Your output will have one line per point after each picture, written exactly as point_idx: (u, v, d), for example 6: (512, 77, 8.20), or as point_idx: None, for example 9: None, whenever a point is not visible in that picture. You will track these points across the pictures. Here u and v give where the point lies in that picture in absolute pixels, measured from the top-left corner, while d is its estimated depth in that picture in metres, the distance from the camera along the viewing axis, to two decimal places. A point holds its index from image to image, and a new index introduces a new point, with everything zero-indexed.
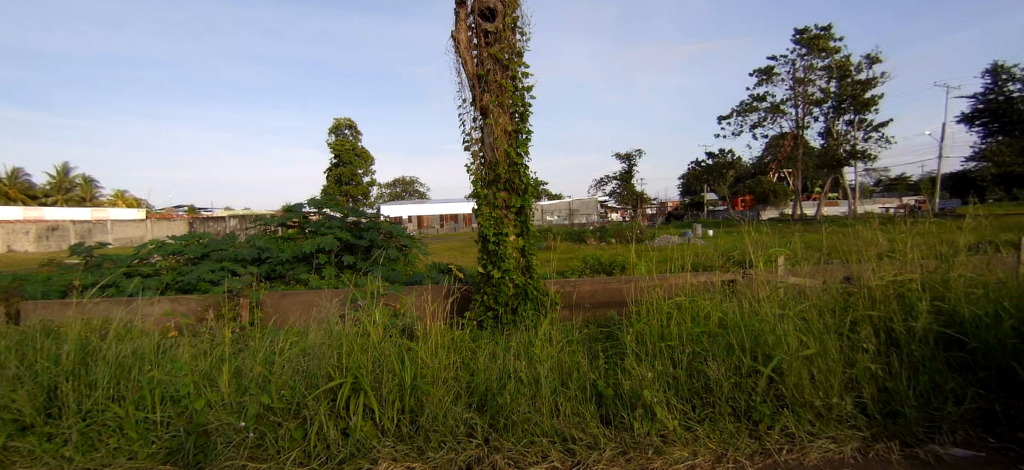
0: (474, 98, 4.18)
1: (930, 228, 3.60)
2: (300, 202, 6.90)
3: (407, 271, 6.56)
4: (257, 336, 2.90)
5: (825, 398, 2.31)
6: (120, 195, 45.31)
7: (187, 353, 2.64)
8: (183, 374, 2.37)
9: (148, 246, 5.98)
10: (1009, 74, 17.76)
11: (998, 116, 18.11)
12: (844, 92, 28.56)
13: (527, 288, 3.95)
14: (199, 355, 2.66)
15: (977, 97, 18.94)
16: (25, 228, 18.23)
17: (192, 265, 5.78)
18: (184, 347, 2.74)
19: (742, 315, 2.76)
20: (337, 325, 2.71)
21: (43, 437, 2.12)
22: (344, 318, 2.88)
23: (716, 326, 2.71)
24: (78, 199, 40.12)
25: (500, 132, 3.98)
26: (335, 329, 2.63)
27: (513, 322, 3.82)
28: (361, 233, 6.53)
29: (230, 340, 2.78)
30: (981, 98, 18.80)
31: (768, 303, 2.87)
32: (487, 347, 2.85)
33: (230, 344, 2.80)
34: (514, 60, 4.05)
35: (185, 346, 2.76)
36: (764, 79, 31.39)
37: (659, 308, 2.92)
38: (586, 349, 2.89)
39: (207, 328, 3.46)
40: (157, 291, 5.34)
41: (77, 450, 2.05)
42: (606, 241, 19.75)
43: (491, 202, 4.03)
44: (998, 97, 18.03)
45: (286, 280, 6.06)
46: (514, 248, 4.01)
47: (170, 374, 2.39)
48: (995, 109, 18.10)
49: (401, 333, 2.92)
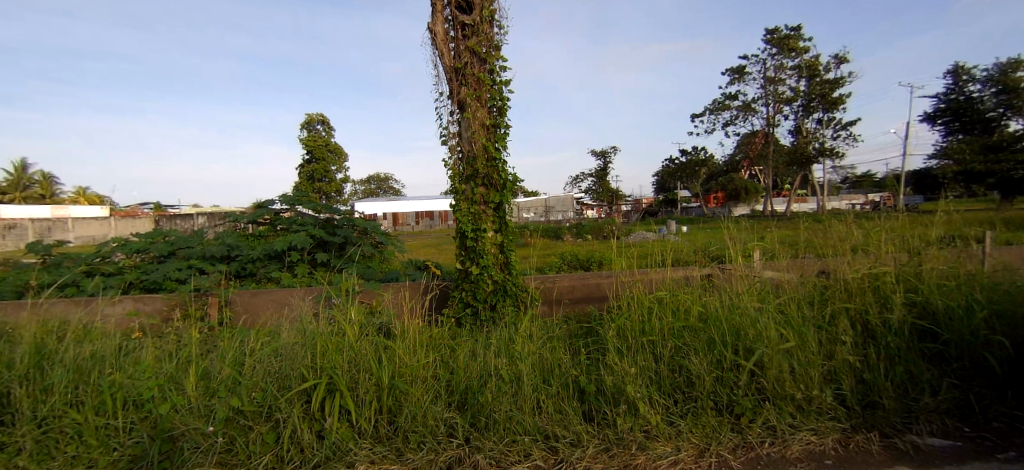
0: (451, 91, 4.07)
1: (899, 222, 3.69)
2: (271, 198, 6.65)
3: (384, 268, 6.41)
4: (227, 338, 2.74)
5: (805, 388, 2.34)
6: (79, 191, 43.10)
7: (151, 356, 2.45)
8: (148, 378, 2.19)
9: (110, 244, 5.66)
10: (968, 74, 18.61)
11: (958, 116, 19.00)
12: (814, 91, 29.47)
13: (506, 284, 3.89)
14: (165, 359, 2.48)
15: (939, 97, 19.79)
16: None
17: (157, 264, 5.51)
18: (147, 350, 2.53)
19: (723, 308, 2.76)
20: (310, 324, 2.58)
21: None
22: (315, 317, 2.76)
23: (697, 319, 2.70)
24: (32, 195, 37.94)
25: (479, 127, 3.90)
26: (308, 329, 2.51)
27: (492, 319, 3.76)
28: (335, 230, 6.34)
29: (197, 340, 2.62)
30: (943, 98, 19.44)
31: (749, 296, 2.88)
32: (466, 344, 2.78)
33: (197, 344, 2.64)
34: (492, 53, 3.96)
35: (149, 349, 2.56)
36: (738, 79, 32.13)
37: (641, 302, 2.89)
38: (567, 345, 2.84)
39: (172, 329, 3.27)
40: (119, 290, 5.06)
41: (32, 459, 1.84)
42: (584, 237, 19.91)
43: (469, 197, 3.94)
44: (960, 97, 18.70)
45: (257, 279, 5.84)
46: (493, 243, 3.94)
47: (134, 378, 2.20)
48: (955, 110, 18.94)
49: (377, 331, 2.81)
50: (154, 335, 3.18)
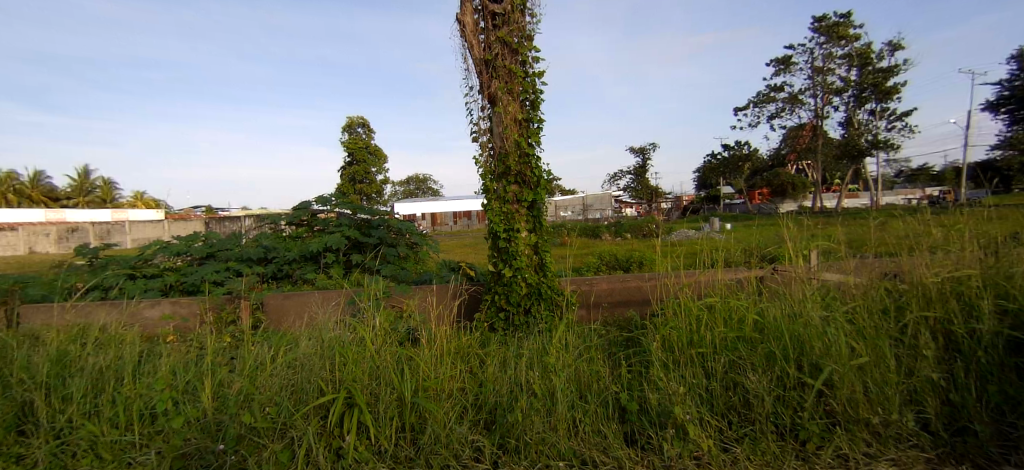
0: (482, 85, 3.91)
1: (993, 217, 3.21)
2: (308, 200, 6.73)
3: (418, 269, 6.35)
4: (249, 347, 2.70)
5: (880, 411, 2.00)
6: (139, 196, 46.14)
7: (169, 366, 2.45)
8: (160, 390, 2.18)
9: (153, 247, 5.88)
10: None
11: None
12: (866, 80, 27.60)
13: (540, 287, 3.69)
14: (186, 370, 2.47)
15: (1002, 84, 18.00)
16: (50, 229, 18.88)
17: (197, 266, 5.68)
18: (168, 359, 2.54)
19: (784, 316, 2.44)
20: (329, 332, 2.47)
21: (12, 458, 1.92)
22: (341, 323, 2.65)
23: (753, 330, 2.41)
24: (98, 200, 40.89)
25: (510, 121, 3.72)
26: (328, 337, 2.40)
27: (526, 324, 3.58)
28: (369, 231, 6.32)
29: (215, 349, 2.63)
30: (1008, 85, 17.67)
31: (814, 302, 2.56)
32: (497, 354, 2.63)
33: (216, 353, 2.64)
34: (524, 44, 3.77)
35: (169, 357, 2.57)
36: (781, 69, 30.54)
37: (688, 308, 2.61)
38: (606, 356, 2.62)
39: (199, 335, 3.33)
40: (160, 292, 5.23)
41: None
42: (620, 236, 19.41)
43: (501, 196, 3.78)
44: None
45: (292, 280, 5.92)
46: (527, 245, 3.75)
47: (147, 388, 2.20)
48: (1023, 95, 16.94)
49: (406, 339, 2.71)
50: (184, 340, 3.21)
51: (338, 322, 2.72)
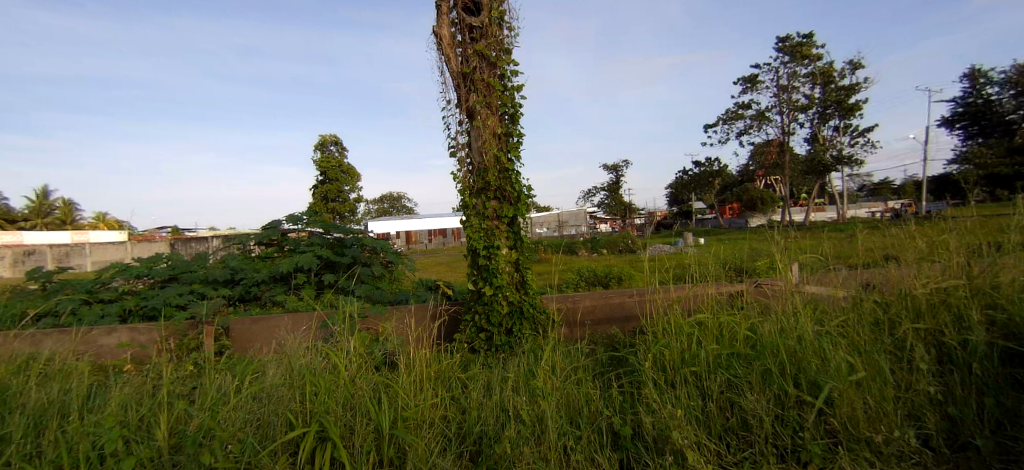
0: (459, 99, 3.83)
1: (963, 227, 3.28)
2: (278, 219, 6.45)
3: (394, 289, 6.15)
4: (210, 377, 2.46)
5: (882, 424, 1.92)
6: (100, 217, 44.05)
7: (119, 400, 2.19)
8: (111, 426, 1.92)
9: (110, 270, 5.49)
10: (985, 77, 18.28)
11: (979, 119, 18.30)
12: (828, 99, 28.99)
13: (522, 305, 3.57)
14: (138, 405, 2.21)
15: (957, 101, 19.31)
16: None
17: (159, 289, 5.33)
18: (118, 393, 2.28)
19: (777, 332, 2.40)
20: (300, 360, 2.28)
21: None
22: (312, 348, 2.47)
23: (746, 347, 2.35)
24: (55, 221, 38.83)
25: (489, 136, 3.64)
26: (298, 364, 2.21)
27: (509, 345, 3.45)
28: (343, 250, 6.09)
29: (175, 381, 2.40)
30: (962, 101, 18.97)
31: (803, 315, 2.52)
32: (480, 379, 2.48)
33: (176, 384, 2.41)
34: (502, 57, 3.72)
35: (119, 391, 2.30)
36: (749, 88, 31.81)
37: (678, 324, 2.53)
38: (596, 378, 2.50)
39: (156, 365, 3.07)
40: (117, 317, 4.85)
41: None
42: (598, 252, 19.53)
43: (480, 212, 3.66)
44: (980, 100, 18.03)
45: (262, 302, 5.62)
46: (508, 262, 3.63)
47: (95, 426, 1.94)
48: (976, 113, 18.26)
49: (382, 365, 2.54)
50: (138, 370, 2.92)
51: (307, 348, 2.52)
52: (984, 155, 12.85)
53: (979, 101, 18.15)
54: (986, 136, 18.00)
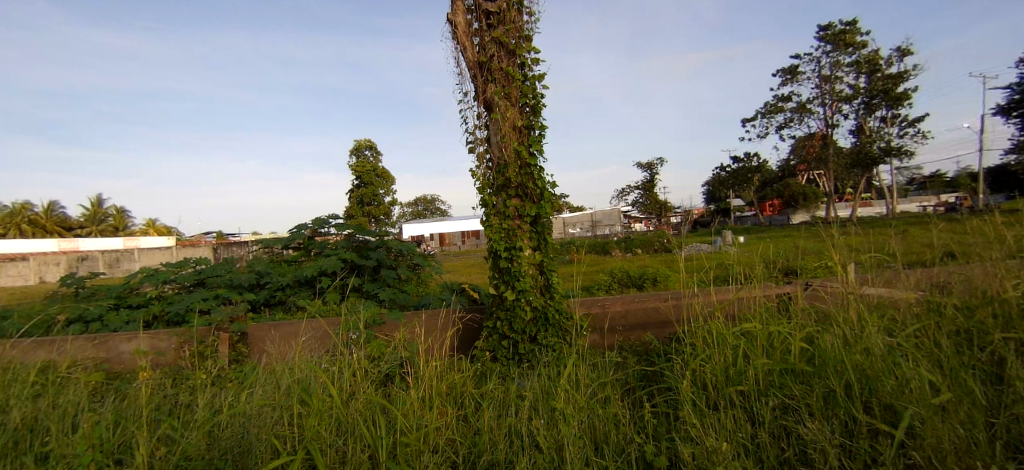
0: (477, 90, 3.61)
1: None
2: (303, 222, 6.44)
3: (419, 292, 6.00)
4: (208, 400, 2.31)
5: (989, 452, 1.50)
6: (151, 224, 46.64)
7: (102, 435, 2.04)
8: (83, 465, 1.76)
9: (138, 275, 5.59)
10: None
11: None
12: (875, 87, 27.20)
13: (546, 311, 3.32)
14: (124, 440, 2.06)
15: (1011, 87, 17.50)
16: (60, 258, 19.11)
17: (185, 294, 5.40)
18: (108, 422, 2.14)
19: (840, 344, 2.01)
20: (304, 378, 2.17)
21: None
22: (315, 364, 2.34)
23: (804, 363, 2.00)
24: (110, 228, 41.42)
25: (509, 129, 3.41)
26: (306, 385, 2.09)
27: (533, 354, 3.20)
28: (367, 253, 5.98)
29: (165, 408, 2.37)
30: (1016, 86, 17.26)
31: (872, 322, 2.14)
32: (495, 396, 2.26)
33: (168, 408, 2.37)
34: (521, 44, 3.48)
35: (106, 422, 2.15)
36: (787, 79, 30.28)
37: (720, 333, 2.19)
38: (625, 396, 2.21)
39: (158, 384, 3.06)
40: (144, 323, 4.91)
41: None
42: (631, 252, 18.95)
43: (501, 211, 3.43)
44: None
45: (286, 307, 5.60)
46: (531, 264, 3.39)
47: (64, 464, 1.82)
48: None
49: (393, 382, 2.37)
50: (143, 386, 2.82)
51: (314, 362, 2.37)
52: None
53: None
54: None
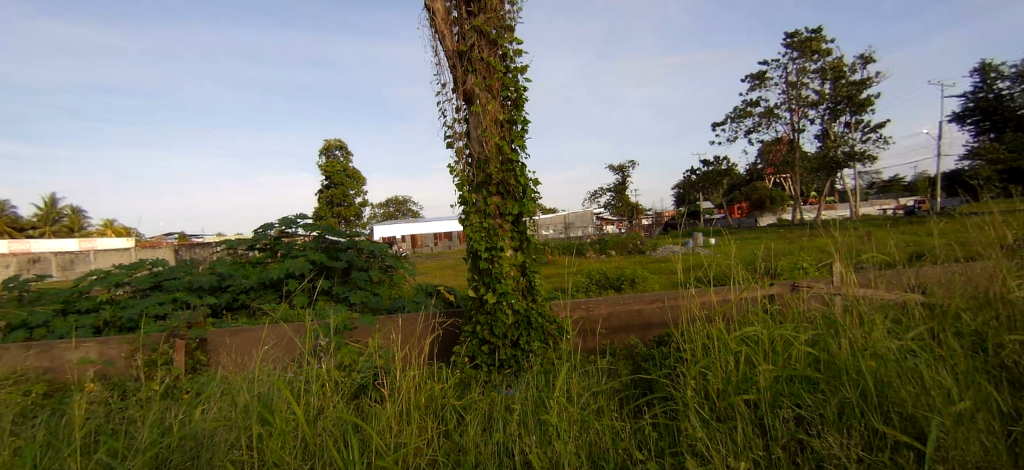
0: (455, 81, 3.39)
1: None
2: (269, 222, 6.07)
3: (392, 295, 5.74)
4: (154, 418, 2.01)
5: (1017, 459, 1.40)
6: (107, 224, 44.07)
7: (35, 453, 1.72)
8: None
9: (87, 278, 5.09)
10: (995, 72, 17.60)
11: (989, 114, 17.54)
12: (839, 94, 28.31)
13: (529, 315, 3.15)
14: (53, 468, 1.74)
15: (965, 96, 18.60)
16: (0, 261, 17.72)
17: (139, 298, 4.96)
18: (32, 448, 1.82)
19: (845, 349, 1.91)
20: (264, 394, 1.91)
21: None
22: (279, 379, 2.07)
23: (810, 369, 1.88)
24: (61, 229, 38.91)
25: (489, 122, 3.22)
26: (267, 401, 1.84)
27: (515, 360, 3.03)
28: (337, 254, 5.68)
29: (109, 423, 2.04)
30: (971, 96, 18.30)
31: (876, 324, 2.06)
32: (480, 408, 2.07)
33: (123, 423, 2.03)
34: (503, 34, 3.30)
35: (37, 445, 1.82)
36: (757, 85, 31.18)
37: (721, 337, 2.05)
38: (621, 407, 2.05)
39: (110, 399, 2.68)
40: (91, 330, 4.46)
41: None
42: (606, 254, 19.03)
43: (481, 210, 3.23)
44: (990, 95, 17.44)
45: (250, 311, 5.24)
46: (513, 265, 3.21)
47: None
48: (986, 107, 17.50)
49: (368, 397, 2.14)
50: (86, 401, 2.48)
51: (276, 375, 2.11)
52: (997, 149, 12.40)
53: (990, 95, 17.45)
54: (999, 131, 17.20)
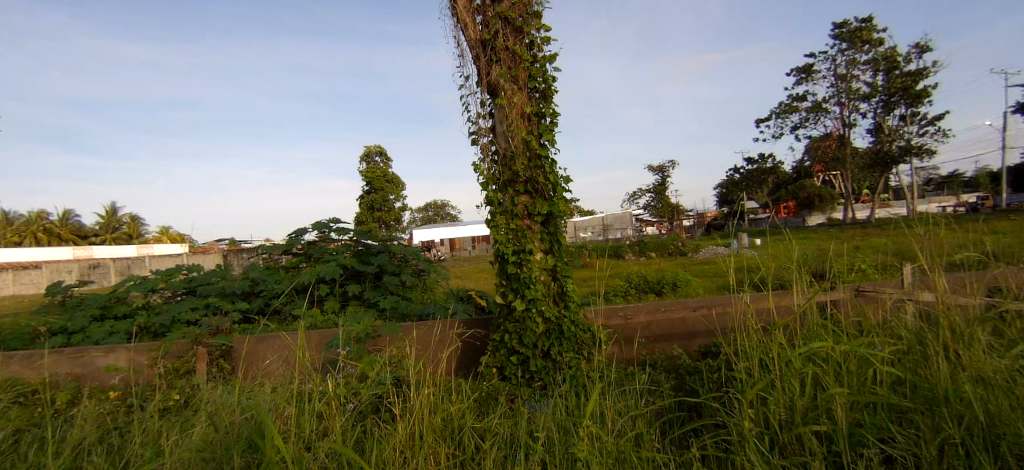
0: (480, 73, 3.19)
1: None
2: (302, 227, 6.04)
3: (423, 301, 5.58)
4: (152, 441, 1.90)
5: None
6: (164, 231, 47.04)
7: None
8: None
9: (126, 283, 5.21)
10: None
11: None
12: (894, 84, 26.33)
13: (561, 323, 2.89)
14: None
15: None
16: (72, 266, 19.25)
17: (174, 303, 5.05)
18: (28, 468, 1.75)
19: (952, 372, 1.48)
20: (269, 416, 1.78)
21: None
22: (289, 397, 1.95)
23: (905, 398, 1.47)
24: (125, 237, 41.93)
25: (516, 116, 3.00)
26: (267, 425, 1.70)
27: (547, 372, 2.80)
28: (369, 258, 5.57)
29: (121, 443, 1.99)
30: None
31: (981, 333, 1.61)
32: (501, 434, 1.85)
33: (135, 441, 1.98)
34: (529, 20, 3.08)
35: None
36: (803, 78, 29.52)
37: (782, 352, 1.65)
38: (664, 437, 1.77)
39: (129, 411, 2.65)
40: (127, 335, 4.55)
41: None
42: (645, 256, 18.38)
43: (508, 210, 3.00)
44: None
45: (281, 317, 5.22)
46: (543, 269, 2.96)
47: None
48: None
49: (384, 418, 1.97)
50: (91, 415, 2.35)
51: (286, 396, 1.97)
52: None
53: None
54: None
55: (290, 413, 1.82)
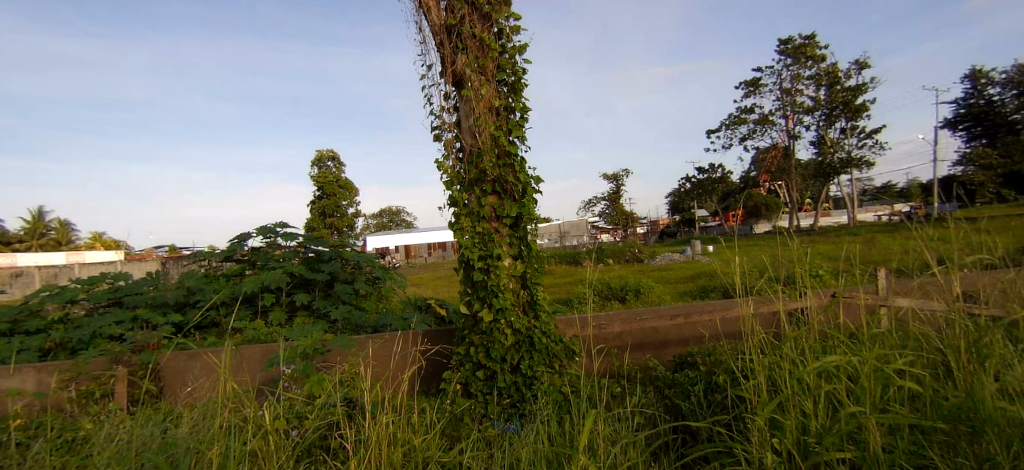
0: (443, 62, 2.94)
1: None
2: (245, 231, 5.52)
3: (379, 310, 5.21)
4: None
5: None
6: (96, 237, 43.21)
7: None
8: None
9: (38, 294, 4.51)
10: (986, 78, 17.21)
11: (980, 121, 17.13)
12: (835, 99, 28.20)
13: (531, 335, 2.67)
14: None
15: (957, 102, 18.14)
16: None
17: (95, 316, 4.41)
18: None
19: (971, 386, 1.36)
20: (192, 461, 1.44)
21: None
22: (221, 432, 1.61)
23: (927, 419, 1.34)
24: (50, 244, 38.16)
25: (482, 109, 2.77)
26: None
27: (520, 388, 2.57)
28: (319, 265, 5.13)
29: None
30: (962, 103, 17.75)
31: (995, 341, 1.52)
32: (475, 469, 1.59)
33: None
34: (498, 7, 2.86)
35: None
36: (753, 92, 31.08)
37: (792, 370, 1.49)
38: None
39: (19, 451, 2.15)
40: (36, 354, 3.89)
41: None
42: (605, 263, 18.53)
43: (474, 212, 2.75)
44: (980, 101, 17.08)
45: (222, 331, 4.68)
46: (511, 277, 2.73)
47: None
48: (977, 113, 17.13)
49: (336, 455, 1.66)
50: None
51: (216, 431, 1.63)
52: (990, 155, 12.16)
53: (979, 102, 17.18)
54: (990, 138, 16.64)
55: (216, 455, 1.50)
